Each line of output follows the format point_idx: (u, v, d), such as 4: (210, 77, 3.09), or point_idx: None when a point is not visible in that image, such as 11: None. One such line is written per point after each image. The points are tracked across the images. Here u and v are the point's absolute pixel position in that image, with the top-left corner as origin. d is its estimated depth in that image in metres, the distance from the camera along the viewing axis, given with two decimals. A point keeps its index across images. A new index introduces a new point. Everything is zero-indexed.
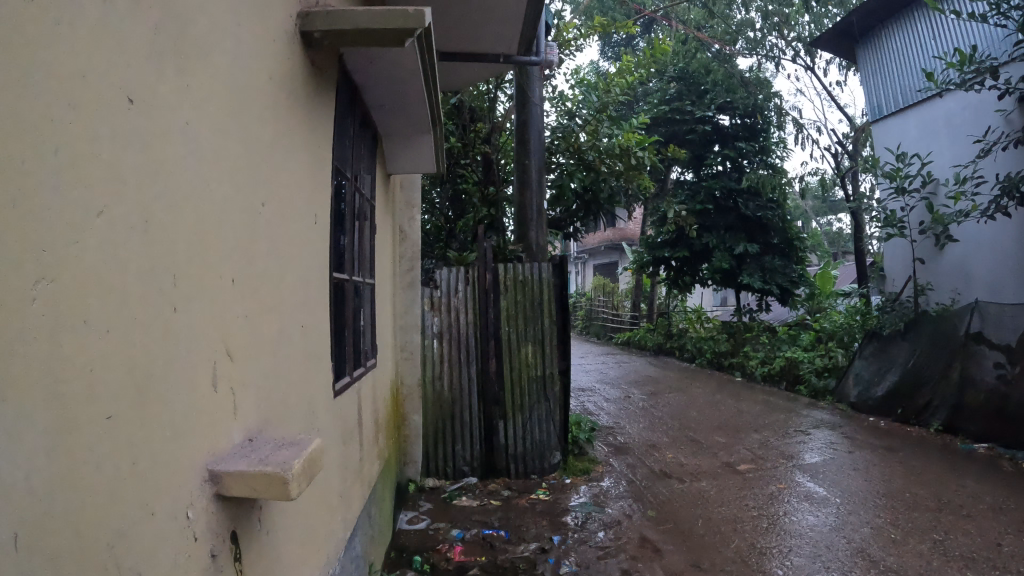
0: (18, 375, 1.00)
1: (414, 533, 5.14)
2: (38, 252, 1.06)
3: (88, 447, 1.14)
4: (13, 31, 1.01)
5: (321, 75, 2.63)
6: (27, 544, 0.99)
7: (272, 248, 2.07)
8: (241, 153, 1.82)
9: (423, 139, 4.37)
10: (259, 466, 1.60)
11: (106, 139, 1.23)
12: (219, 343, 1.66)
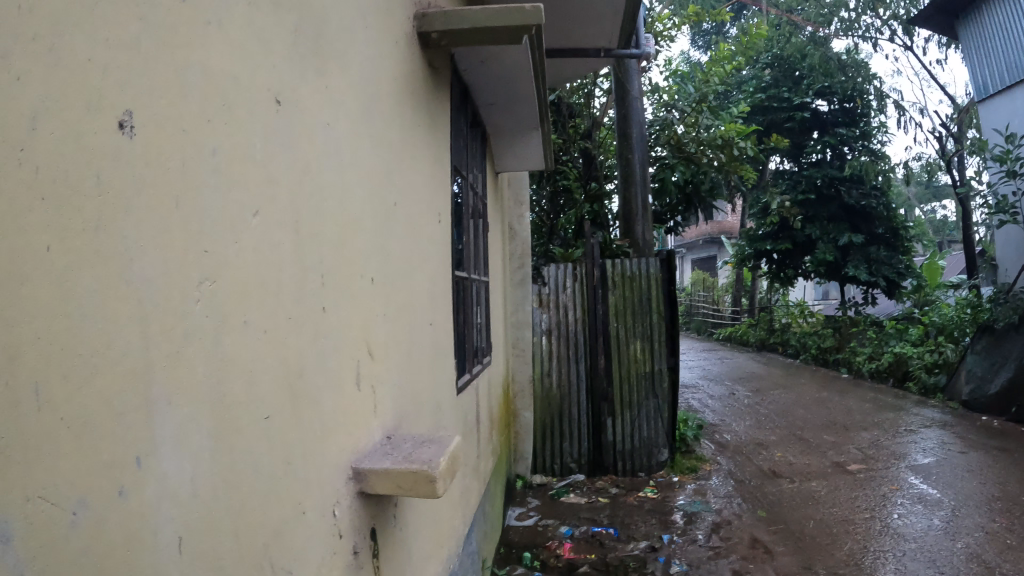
0: (181, 378, 1.10)
1: (524, 529, 5.19)
2: (201, 254, 1.16)
3: (244, 449, 1.24)
4: (169, 33, 1.10)
5: (438, 76, 2.67)
6: (190, 547, 1.08)
7: (404, 245, 2.13)
8: (375, 153, 1.89)
9: (532, 138, 4.39)
10: (404, 464, 1.61)
11: (260, 143, 1.33)
12: (362, 341, 1.73)
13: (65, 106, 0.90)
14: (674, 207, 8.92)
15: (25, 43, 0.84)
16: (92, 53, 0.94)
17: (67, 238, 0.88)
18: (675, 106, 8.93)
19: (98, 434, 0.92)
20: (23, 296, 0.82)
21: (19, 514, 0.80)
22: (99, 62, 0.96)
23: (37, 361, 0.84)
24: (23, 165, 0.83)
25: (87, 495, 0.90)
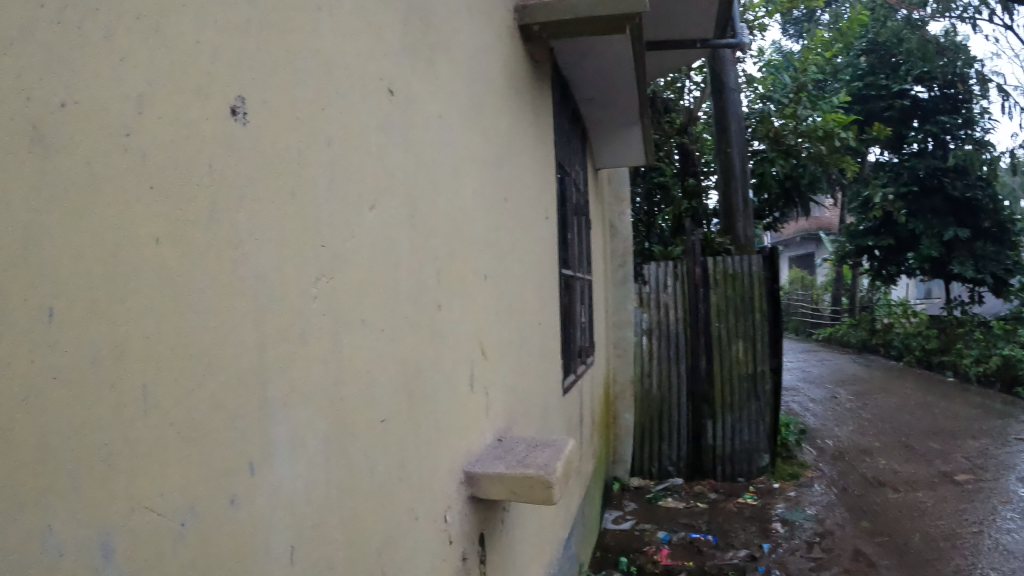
0: (297, 383, 1.18)
1: (620, 533, 5.14)
2: (318, 248, 1.24)
3: (362, 453, 1.33)
4: (279, 17, 1.18)
5: (540, 70, 2.68)
6: (302, 557, 1.16)
7: (513, 242, 2.17)
8: (484, 149, 1.94)
9: (632, 131, 4.34)
10: (518, 469, 1.67)
11: (372, 133, 1.41)
12: (474, 342, 1.83)
13: (172, 87, 0.97)
14: (774, 203, 9.07)
15: (127, 23, 0.90)
16: (199, 35, 1.01)
17: (174, 230, 0.95)
18: (773, 97, 8.97)
19: (210, 440, 0.99)
20: (130, 295, 0.88)
21: (124, 524, 0.85)
22: (207, 44, 1.02)
23: (143, 361, 0.89)
24: (130, 151, 0.89)
25: (196, 504, 0.96)
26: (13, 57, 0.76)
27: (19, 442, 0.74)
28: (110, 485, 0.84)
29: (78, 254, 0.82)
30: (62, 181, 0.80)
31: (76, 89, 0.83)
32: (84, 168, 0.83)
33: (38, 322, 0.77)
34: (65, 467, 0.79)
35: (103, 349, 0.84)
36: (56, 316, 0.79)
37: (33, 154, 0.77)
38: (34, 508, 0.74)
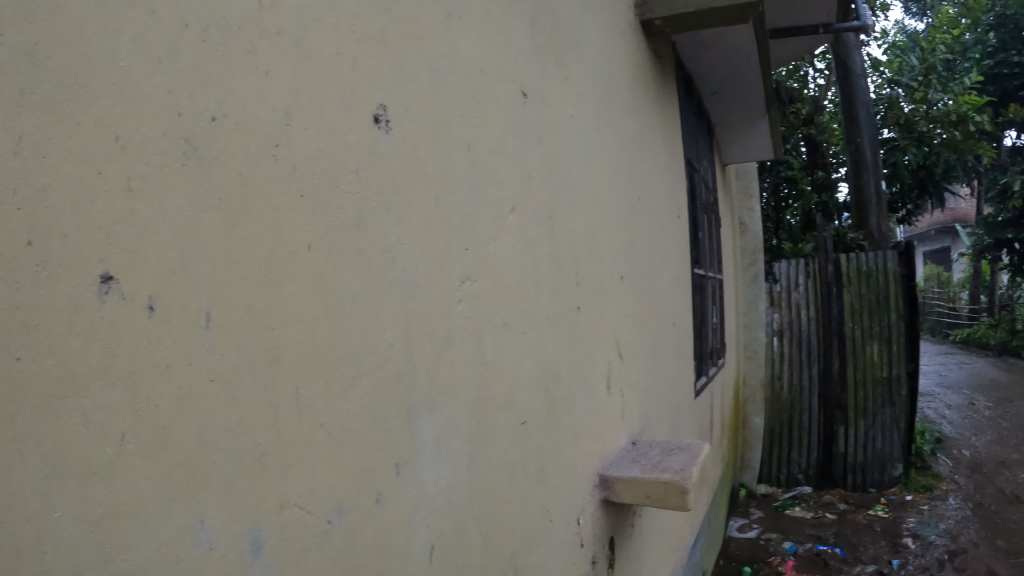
0: (443, 383, 1.18)
1: (744, 541, 5.05)
2: (462, 252, 1.26)
3: (503, 453, 1.32)
4: (414, 24, 1.18)
5: (664, 65, 2.61)
6: (441, 556, 1.16)
7: (646, 242, 2.13)
8: (616, 147, 1.90)
9: (759, 124, 4.18)
10: (654, 473, 1.61)
11: (509, 135, 1.40)
12: (612, 343, 1.79)
13: (315, 98, 1.00)
14: (906, 195, 8.17)
15: (268, 38, 0.95)
16: (339, 47, 1.05)
17: (325, 235, 0.99)
18: (901, 81, 8.47)
19: (358, 440, 1.03)
20: (281, 298, 0.93)
21: (274, 520, 0.91)
22: (347, 55, 1.06)
23: (295, 365, 0.94)
24: (278, 161, 0.94)
25: (342, 503, 1.00)
26: (166, 80, 0.83)
27: (175, 442, 0.80)
28: (260, 480, 0.90)
29: (233, 263, 0.88)
30: (214, 195, 0.86)
31: (225, 102, 0.89)
32: (236, 176, 0.89)
33: (196, 327, 0.84)
34: (218, 463, 0.85)
35: (257, 351, 0.90)
36: (212, 320, 0.85)
37: (186, 170, 0.84)
38: (187, 503, 0.81)
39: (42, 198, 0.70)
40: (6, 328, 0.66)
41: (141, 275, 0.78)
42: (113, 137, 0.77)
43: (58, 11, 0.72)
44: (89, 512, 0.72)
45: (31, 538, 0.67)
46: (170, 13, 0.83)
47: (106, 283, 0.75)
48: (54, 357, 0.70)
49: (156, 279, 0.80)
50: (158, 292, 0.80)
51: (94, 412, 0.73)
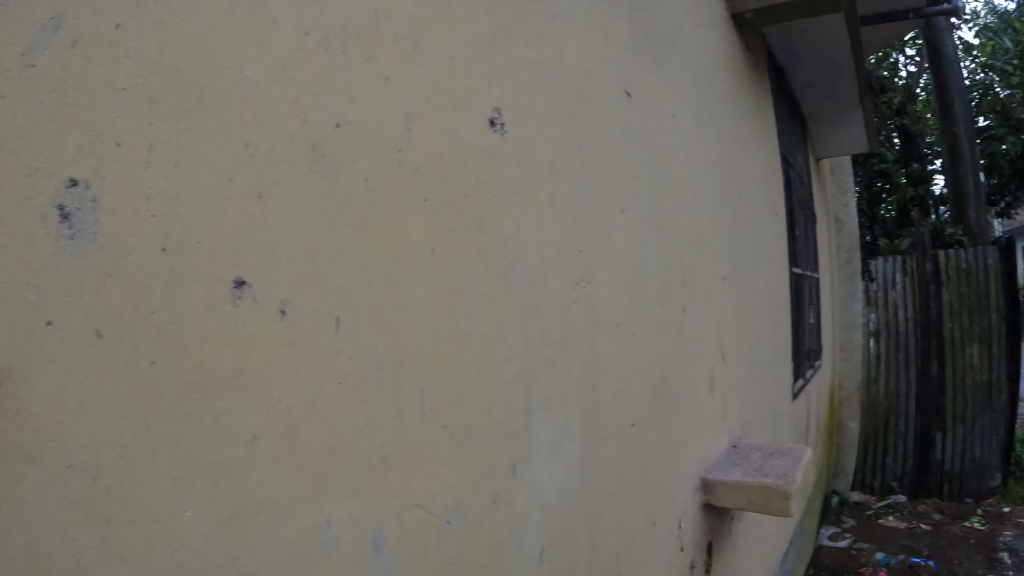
0: (559, 385, 1.20)
1: (836, 550, 5.32)
2: (576, 253, 1.26)
3: (612, 455, 1.32)
4: (523, 25, 1.18)
5: (755, 59, 2.57)
6: (551, 556, 1.17)
7: (745, 240, 2.09)
8: (716, 145, 1.88)
9: (853, 115, 4.07)
10: (758, 478, 1.59)
11: (616, 134, 1.39)
12: (716, 343, 1.76)
13: (433, 104, 1.03)
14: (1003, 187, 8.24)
15: (387, 44, 0.97)
16: (453, 51, 1.06)
17: (448, 239, 1.02)
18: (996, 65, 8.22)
19: (477, 440, 1.06)
20: (407, 303, 0.96)
21: (395, 520, 0.94)
22: (461, 60, 1.07)
23: (420, 367, 0.98)
24: (402, 165, 0.97)
25: (461, 503, 1.03)
26: (291, 88, 0.86)
27: (304, 442, 0.84)
28: (385, 480, 0.93)
29: (363, 267, 0.91)
30: (342, 201, 0.90)
31: (349, 108, 0.92)
32: (362, 181, 0.92)
33: (327, 331, 0.87)
34: (345, 463, 0.89)
35: (385, 354, 0.93)
36: (342, 323, 0.89)
37: (314, 178, 0.87)
38: (315, 504, 0.85)
39: (177, 208, 0.74)
40: (145, 330, 0.70)
41: (274, 280, 0.82)
42: (243, 142, 0.81)
43: (182, 25, 0.76)
44: (220, 511, 0.76)
45: (163, 536, 0.70)
46: (290, 25, 0.87)
47: (239, 288, 0.79)
48: (190, 359, 0.74)
49: (288, 283, 0.84)
50: (290, 295, 0.84)
51: (228, 415, 0.77)
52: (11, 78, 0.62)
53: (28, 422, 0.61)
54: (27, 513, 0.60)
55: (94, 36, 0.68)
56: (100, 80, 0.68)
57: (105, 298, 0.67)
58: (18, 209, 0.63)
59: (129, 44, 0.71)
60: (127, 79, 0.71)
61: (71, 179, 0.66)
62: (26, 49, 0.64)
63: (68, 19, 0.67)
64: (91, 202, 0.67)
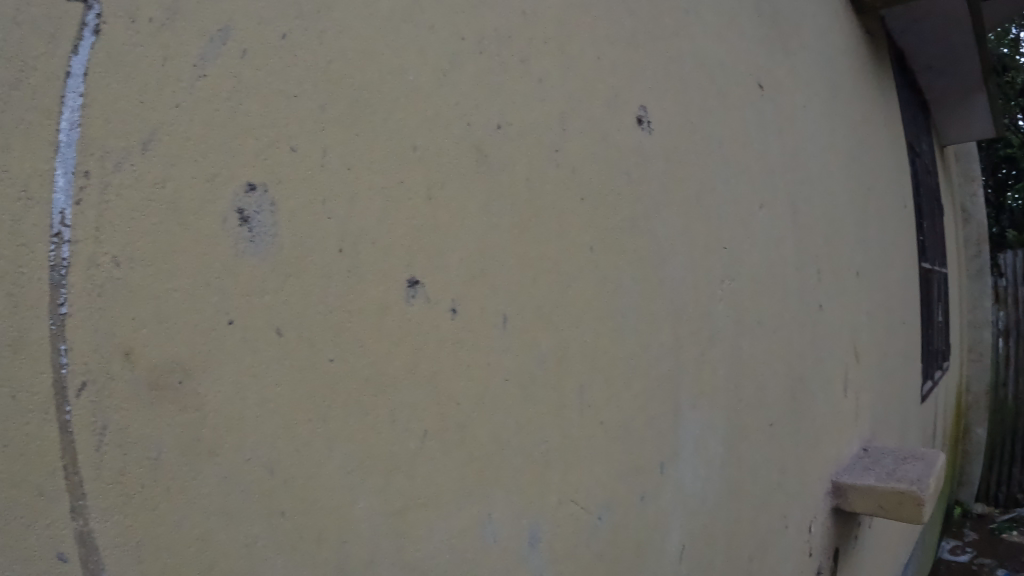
0: (706, 382, 1.21)
1: (958, 566, 5.60)
2: (720, 250, 1.24)
3: (753, 455, 1.31)
4: (658, 24, 1.19)
5: (876, 45, 2.50)
6: (691, 555, 1.20)
7: (873, 235, 2.03)
8: (845, 137, 1.84)
9: (979, 98, 3.89)
10: (887, 483, 1.75)
11: (753, 128, 1.37)
12: (849, 344, 1.71)
13: (585, 104, 1.07)
14: None
15: (539, 47, 1.03)
16: (600, 53, 1.11)
17: (607, 237, 1.06)
18: None
19: (631, 437, 1.09)
20: (571, 301, 1.01)
21: (552, 515, 1.00)
22: (608, 59, 1.12)
23: (581, 363, 1.02)
24: (559, 165, 1.02)
25: (612, 501, 1.07)
26: (454, 91, 0.93)
27: (474, 435, 0.91)
28: (544, 477, 0.99)
29: (524, 265, 0.97)
30: (507, 203, 0.96)
31: (508, 111, 0.98)
32: (524, 182, 0.98)
33: (494, 328, 0.93)
34: (510, 458, 0.95)
35: (548, 351, 0.99)
36: (508, 322, 0.95)
37: (481, 178, 0.94)
38: (479, 500, 0.91)
39: (351, 209, 0.81)
40: (323, 330, 0.77)
41: (447, 281, 0.89)
42: (411, 145, 0.88)
43: (344, 33, 0.82)
44: (389, 504, 0.83)
45: (333, 528, 0.77)
46: (446, 30, 0.93)
47: (412, 288, 0.86)
48: (366, 359, 0.81)
49: (459, 283, 0.90)
50: (461, 296, 0.90)
51: (398, 411, 0.84)
52: (187, 91, 0.68)
53: (210, 419, 0.68)
54: (203, 503, 0.67)
55: (264, 45, 0.75)
56: (273, 92, 0.75)
57: (282, 299, 0.75)
58: (198, 218, 0.69)
59: (297, 52, 0.78)
60: (299, 88, 0.78)
61: (250, 185, 0.73)
62: (199, 58, 0.70)
63: (237, 29, 0.73)
64: (270, 205, 0.75)
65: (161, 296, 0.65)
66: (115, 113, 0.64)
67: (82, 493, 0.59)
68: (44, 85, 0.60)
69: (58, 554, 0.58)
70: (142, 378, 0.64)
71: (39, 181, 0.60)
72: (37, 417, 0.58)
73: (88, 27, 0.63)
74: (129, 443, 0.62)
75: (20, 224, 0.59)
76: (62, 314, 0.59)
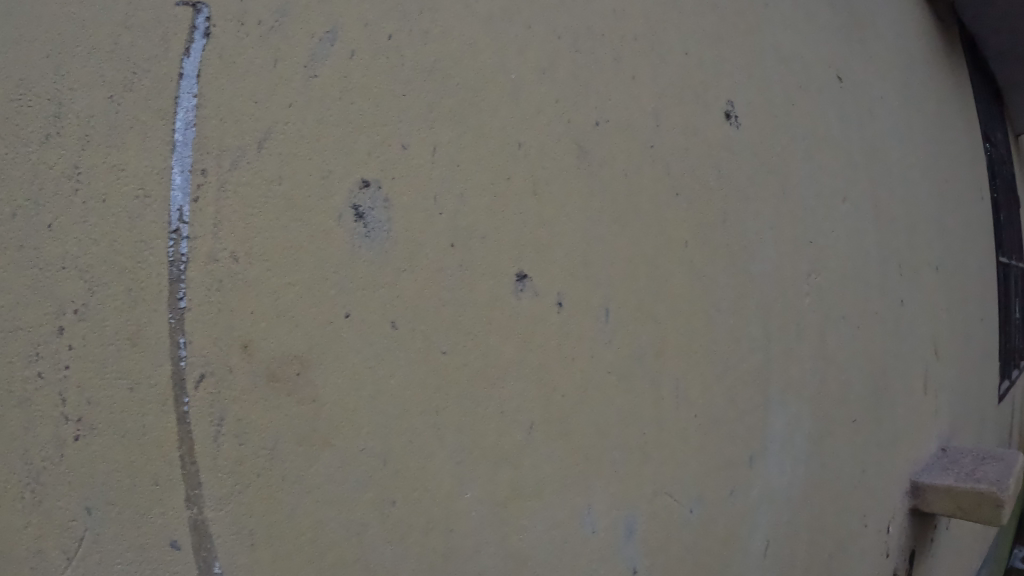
0: (793, 377, 1.21)
1: None
2: (806, 244, 1.24)
3: (836, 452, 1.31)
4: (739, 19, 1.21)
5: (947, 33, 2.45)
6: (775, 551, 1.21)
7: (952, 228, 1.99)
8: (922, 129, 1.82)
9: None
10: (965, 484, 1.81)
11: (834, 123, 1.36)
12: (929, 341, 1.68)
13: (678, 99, 1.11)
14: None
15: (629, 44, 1.08)
16: (687, 46, 1.13)
17: (700, 234, 1.09)
18: None
19: (724, 431, 1.13)
20: (670, 296, 1.05)
21: (647, 508, 1.06)
22: (695, 54, 1.14)
23: (678, 357, 1.06)
24: (654, 161, 1.06)
25: (702, 496, 1.12)
26: (556, 87, 1.00)
27: (575, 427, 0.97)
28: (640, 471, 1.04)
29: (627, 259, 1.01)
30: (608, 198, 1.00)
31: (605, 107, 1.03)
32: (624, 177, 1.02)
33: (597, 321, 0.98)
34: (609, 451, 1.01)
35: (648, 344, 1.03)
36: (611, 315, 0.99)
37: (583, 172, 0.99)
38: (579, 490, 0.99)
39: (461, 205, 0.90)
40: (439, 324, 0.87)
41: (551, 275, 0.95)
42: (516, 142, 0.95)
43: (446, 33, 0.93)
44: (493, 494, 0.92)
45: (440, 520, 0.87)
46: (541, 29, 1.01)
47: (520, 282, 0.93)
48: (478, 350, 0.90)
49: (565, 277, 0.96)
50: (564, 289, 0.96)
51: (507, 404, 0.92)
52: (296, 88, 0.81)
53: (324, 411, 0.78)
54: (316, 491, 0.77)
55: (372, 44, 0.87)
56: (378, 86, 0.87)
57: (397, 293, 0.85)
58: (308, 218, 0.81)
59: (403, 52, 0.90)
60: (404, 88, 0.88)
61: (364, 181, 0.83)
62: (309, 58, 0.82)
63: (343, 31, 0.85)
64: (383, 201, 0.86)
65: (272, 297, 0.77)
66: (227, 111, 0.76)
67: (201, 482, 0.70)
68: (160, 88, 0.73)
69: (172, 542, 0.68)
70: (261, 372, 0.75)
71: (154, 180, 0.72)
72: (156, 407, 0.69)
73: (198, 31, 0.76)
74: (245, 435, 0.73)
75: (136, 220, 0.70)
76: (182, 308, 0.71)
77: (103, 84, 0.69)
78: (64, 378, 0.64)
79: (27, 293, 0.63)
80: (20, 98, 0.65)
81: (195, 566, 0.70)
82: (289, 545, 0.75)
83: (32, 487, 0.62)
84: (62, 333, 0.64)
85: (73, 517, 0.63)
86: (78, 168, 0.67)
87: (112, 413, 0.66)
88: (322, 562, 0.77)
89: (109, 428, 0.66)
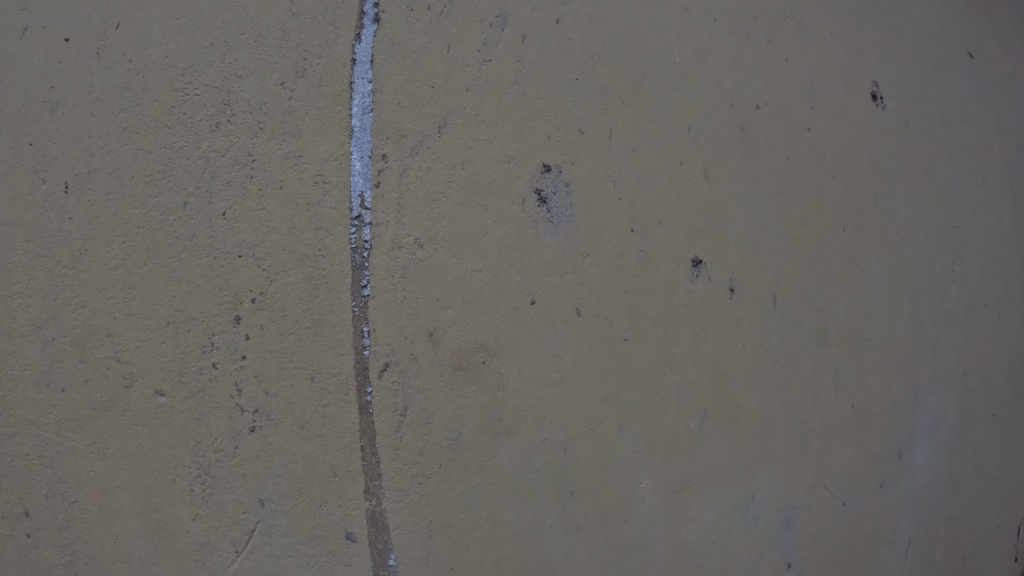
0: (943, 368, 1.15)
1: None
2: (949, 229, 1.16)
3: (986, 453, 1.19)
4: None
5: None
6: (919, 551, 1.14)
7: None
8: None
9: None
10: None
11: (1012, 91, 1.24)
12: None
13: (827, 81, 1.07)
14: None
15: (779, 24, 1.04)
16: (832, 27, 1.08)
17: (855, 218, 1.07)
18: None
19: (878, 421, 1.08)
20: (830, 282, 1.04)
21: (805, 499, 1.02)
22: (839, 35, 1.09)
23: (837, 344, 1.04)
24: (810, 144, 1.04)
25: (857, 489, 1.07)
26: (715, 72, 0.98)
27: (745, 414, 0.97)
28: (801, 462, 1.01)
29: (791, 244, 1.01)
30: (773, 181, 1.00)
31: (764, 89, 1.01)
32: (784, 162, 1.01)
33: (767, 309, 0.98)
34: (775, 439, 0.99)
35: (810, 329, 1.02)
36: (779, 302, 0.99)
37: (747, 156, 0.99)
38: (745, 479, 0.97)
39: (641, 189, 0.92)
40: (620, 312, 0.90)
41: (725, 261, 0.96)
42: (685, 127, 0.95)
43: (612, 17, 0.93)
44: (667, 483, 0.92)
45: (612, 507, 0.89)
46: (699, 12, 0.98)
47: (696, 269, 0.94)
48: (658, 336, 0.92)
49: (737, 264, 0.97)
50: (737, 275, 0.97)
51: (683, 391, 0.93)
52: (471, 72, 0.87)
53: (510, 399, 0.85)
54: (494, 482, 0.84)
55: (540, 31, 0.90)
56: (549, 71, 0.90)
57: (582, 279, 0.88)
58: (495, 204, 0.86)
59: (572, 38, 0.91)
60: (578, 70, 0.91)
61: (547, 166, 0.88)
62: (482, 44, 0.88)
63: (512, 14, 0.89)
64: (565, 185, 0.89)
65: (459, 283, 0.84)
66: (404, 96, 0.84)
67: (381, 475, 0.80)
68: (334, 74, 0.83)
69: (347, 533, 0.79)
70: (446, 359, 0.83)
71: (335, 165, 0.81)
72: (337, 397, 0.79)
73: (368, 16, 0.85)
74: (428, 424, 0.82)
75: (314, 208, 0.81)
76: (364, 295, 0.81)
77: (268, 92, 0.81)
78: (239, 369, 0.77)
79: (204, 284, 0.77)
80: (187, 90, 0.79)
81: (370, 554, 0.80)
82: (465, 537, 0.83)
83: (204, 481, 0.76)
84: (235, 323, 0.78)
85: (246, 510, 0.77)
86: (248, 176, 0.79)
87: (287, 403, 0.78)
88: (499, 551, 0.84)
89: (283, 418, 0.78)
